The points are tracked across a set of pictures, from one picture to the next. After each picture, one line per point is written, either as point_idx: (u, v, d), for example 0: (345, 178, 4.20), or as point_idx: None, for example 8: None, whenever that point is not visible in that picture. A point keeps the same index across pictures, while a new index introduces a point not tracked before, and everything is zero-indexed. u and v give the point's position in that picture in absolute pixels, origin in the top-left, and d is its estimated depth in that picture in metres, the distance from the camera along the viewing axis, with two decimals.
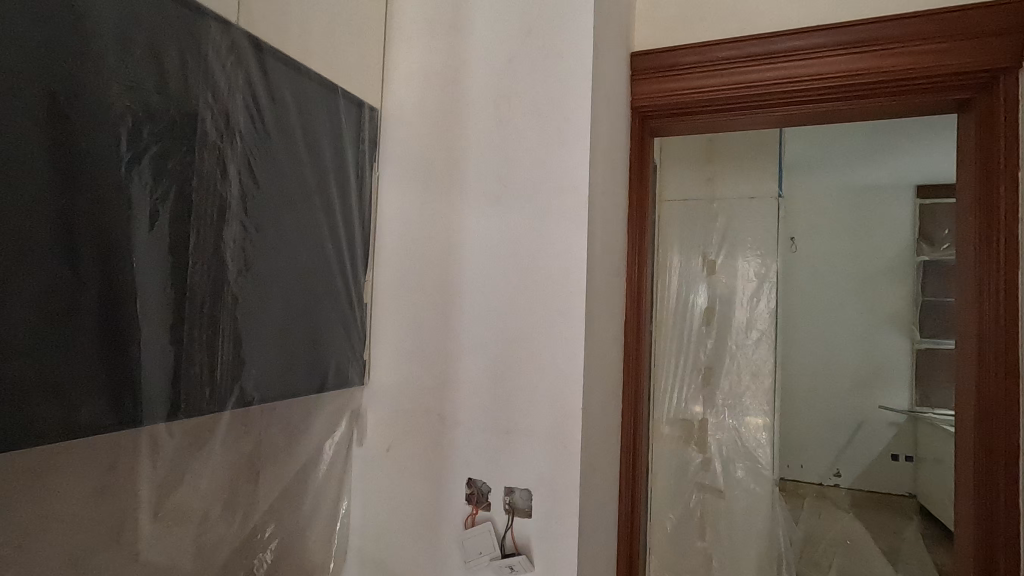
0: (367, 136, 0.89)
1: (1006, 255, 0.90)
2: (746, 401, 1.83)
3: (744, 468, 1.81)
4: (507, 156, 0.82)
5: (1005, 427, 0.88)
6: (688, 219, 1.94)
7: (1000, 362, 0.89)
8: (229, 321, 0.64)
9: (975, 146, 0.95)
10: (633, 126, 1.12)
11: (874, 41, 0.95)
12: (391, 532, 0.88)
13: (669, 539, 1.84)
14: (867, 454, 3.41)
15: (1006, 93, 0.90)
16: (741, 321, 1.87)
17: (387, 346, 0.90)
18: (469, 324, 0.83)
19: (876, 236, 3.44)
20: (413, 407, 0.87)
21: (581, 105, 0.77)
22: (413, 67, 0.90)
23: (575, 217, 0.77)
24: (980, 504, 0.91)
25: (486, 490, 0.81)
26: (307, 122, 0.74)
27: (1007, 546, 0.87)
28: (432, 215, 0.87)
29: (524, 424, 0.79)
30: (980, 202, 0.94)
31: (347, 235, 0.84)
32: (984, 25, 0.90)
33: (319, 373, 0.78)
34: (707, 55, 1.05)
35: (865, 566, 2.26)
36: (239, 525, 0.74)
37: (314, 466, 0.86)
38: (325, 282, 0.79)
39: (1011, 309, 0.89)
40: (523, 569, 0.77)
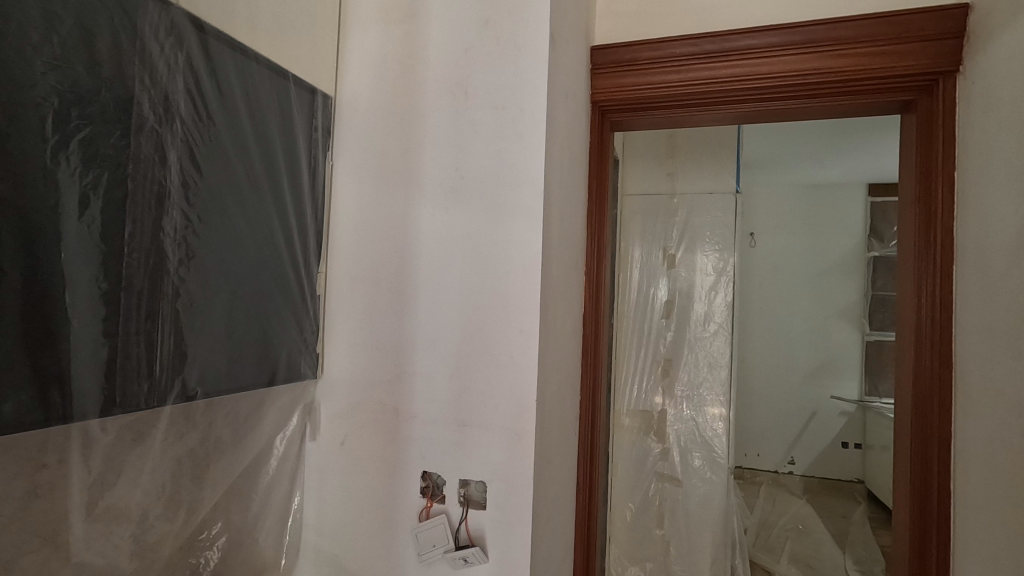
0: (319, 124, 0.87)
1: (944, 251, 0.94)
2: (703, 391, 1.88)
3: (701, 457, 1.86)
4: (463, 148, 0.81)
5: (940, 415, 0.92)
6: (649, 212, 1.97)
7: (935, 353, 0.94)
8: (170, 313, 0.62)
9: (917, 146, 0.99)
10: (593, 120, 1.13)
11: (825, 41, 0.98)
12: (345, 527, 0.87)
13: (628, 527, 1.88)
14: (820, 442, 3.55)
15: (946, 95, 0.94)
16: (700, 314, 1.91)
17: (341, 339, 0.88)
18: (424, 317, 0.82)
19: (831, 232, 3.56)
20: (368, 401, 0.86)
21: (537, 96, 0.77)
22: (368, 55, 0.88)
23: (530, 209, 0.76)
24: (916, 488, 0.95)
25: (441, 483, 0.81)
26: (255, 109, 0.72)
27: (940, 527, 0.91)
28: (386, 208, 0.86)
29: (480, 417, 0.78)
30: (920, 201, 0.98)
31: (299, 226, 0.82)
32: (928, 29, 0.92)
33: (269, 366, 0.76)
34: (664, 50, 1.06)
35: (815, 549, 2.36)
36: (182, 524, 0.72)
37: (265, 461, 0.84)
38: (276, 273, 0.77)
39: (946, 303, 0.93)
40: (477, 560, 0.76)
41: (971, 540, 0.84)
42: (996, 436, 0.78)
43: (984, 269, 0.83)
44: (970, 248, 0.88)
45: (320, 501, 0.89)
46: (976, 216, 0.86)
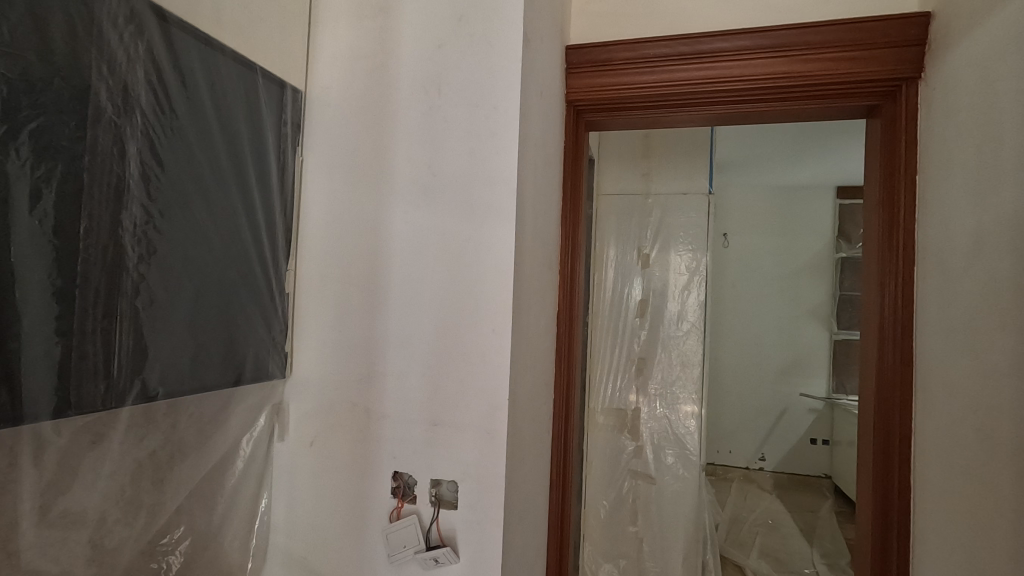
0: (289, 118, 0.85)
1: (906, 252, 0.96)
2: (676, 389, 1.90)
3: (674, 454, 1.88)
4: (435, 144, 0.80)
5: (901, 412, 0.95)
6: (624, 212, 1.98)
7: (897, 351, 0.96)
8: (129, 311, 0.60)
9: (881, 150, 1.02)
10: (568, 120, 1.13)
11: (795, 46, 0.99)
12: (314, 528, 0.86)
13: (602, 524, 1.90)
14: (789, 439, 3.62)
15: (909, 101, 0.96)
16: (673, 313, 1.93)
17: (311, 338, 0.87)
18: (395, 316, 0.81)
19: (801, 233, 3.64)
20: (338, 400, 0.85)
21: (510, 95, 0.76)
22: (339, 50, 0.87)
23: (502, 208, 0.76)
24: (878, 482, 0.98)
25: (413, 483, 0.80)
26: (220, 102, 0.70)
27: (900, 520, 0.94)
28: (358, 206, 0.85)
29: (452, 416, 0.78)
30: (884, 204, 1.01)
31: (267, 222, 0.81)
32: (892, 36, 0.95)
33: (235, 366, 0.74)
34: (638, 51, 1.07)
35: (783, 544, 2.41)
36: (142, 528, 0.70)
37: (231, 462, 0.82)
38: (242, 271, 0.76)
39: (908, 302, 0.96)
40: (448, 561, 0.76)
41: (930, 532, 0.87)
42: (954, 432, 0.80)
43: (944, 270, 0.85)
44: (930, 250, 0.90)
45: (288, 502, 0.87)
46: (936, 218, 0.88)
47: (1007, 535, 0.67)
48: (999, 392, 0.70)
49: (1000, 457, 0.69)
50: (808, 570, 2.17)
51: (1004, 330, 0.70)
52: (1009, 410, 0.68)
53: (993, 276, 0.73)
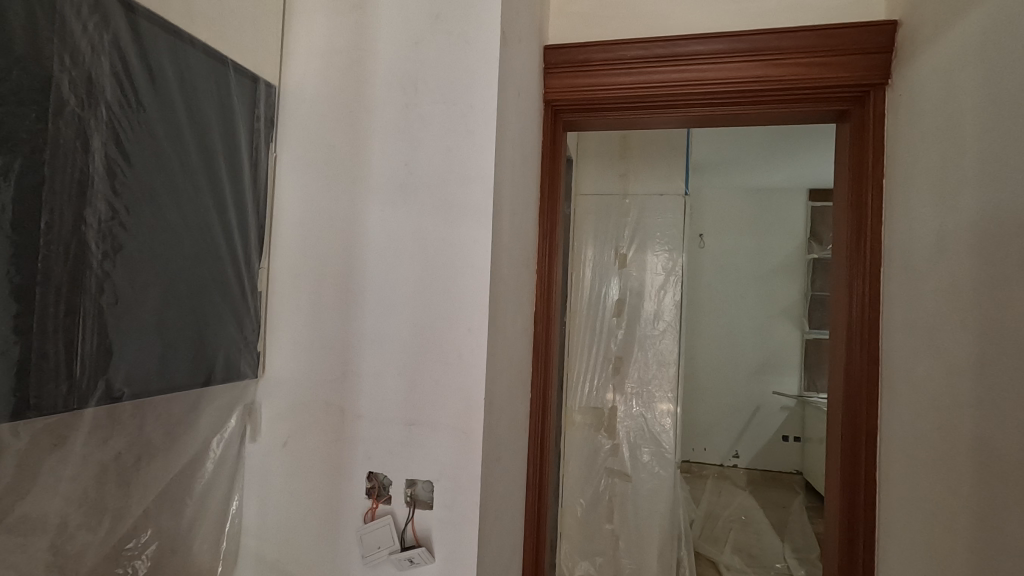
0: (262, 114, 0.84)
1: (873, 254, 0.99)
2: (653, 388, 1.92)
3: (650, 452, 1.90)
4: (412, 142, 0.80)
5: (868, 409, 0.98)
6: (602, 213, 2.00)
7: (864, 350, 0.99)
8: (93, 309, 0.58)
9: (850, 154, 1.04)
10: (546, 120, 1.13)
11: (768, 50, 1.01)
12: (286, 530, 0.84)
13: (578, 522, 1.91)
14: (763, 436, 3.69)
15: (876, 106, 0.99)
16: (650, 312, 1.95)
17: (284, 338, 0.86)
18: (370, 315, 0.81)
19: (774, 235, 3.72)
20: (312, 400, 0.84)
21: (487, 93, 0.76)
22: (314, 45, 0.86)
23: (479, 207, 0.76)
24: (846, 478, 1.00)
25: (388, 483, 0.80)
26: (190, 95, 0.69)
27: (866, 514, 0.97)
28: (333, 203, 0.84)
29: (427, 415, 0.78)
30: (852, 206, 1.03)
31: (239, 219, 0.79)
32: (861, 43, 0.97)
33: (205, 366, 0.73)
34: (616, 53, 1.07)
35: (756, 539, 2.45)
36: (107, 532, 0.68)
37: (200, 463, 0.81)
38: (213, 268, 0.74)
39: (874, 303, 0.99)
40: (423, 561, 0.75)
41: (894, 526, 0.89)
42: (917, 428, 0.83)
43: (908, 272, 0.88)
44: (896, 252, 0.93)
45: (260, 505, 0.86)
46: (901, 221, 0.91)
47: (967, 528, 0.70)
48: (959, 389, 0.73)
49: (960, 452, 0.72)
50: (779, 565, 2.21)
51: (965, 330, 0.72)
52: (968, 407, 0.70)
53: (954, 278, 0.75)
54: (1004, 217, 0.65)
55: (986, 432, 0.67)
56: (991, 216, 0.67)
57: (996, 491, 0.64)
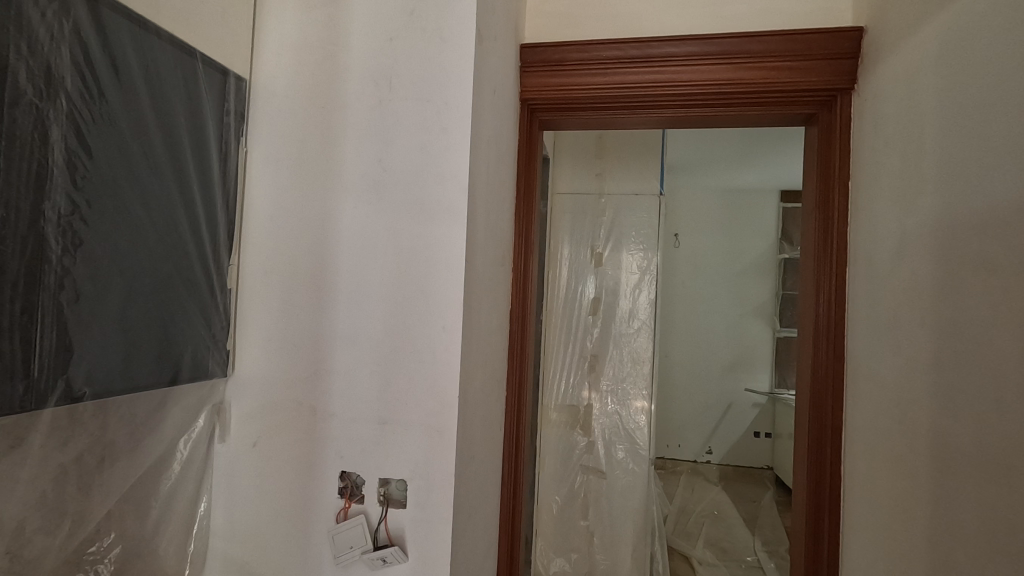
0: (232, 107, 0.82)
1: (838, 254, 1.02)
2: (627, 386, 1.94)
3: (625, 449, 1.92)
4: (385, 138, 0.79)
5: (833, 405, 1.00)
6: (579, 212, 2.01)
7: (830, 348, 1.02)
8: (51, 307, 0.56)
9: (818, 158, 1.07)
10: (522, 118, 1.13)
11: (739, 54, 1.03)
12: (256, 531, 0.83)
13: (554, 519, 1.92)
14: (735, 432, 3.76)
15: (843, 111, 1.02)
16: (625, 311, 1.97)
17: (254, 336, 0.84)
18: (342, 312, 0.80)
19: (747, 235, 3.79)
20: (282, 400, 0.82)
21: (462, 91, 0.76)
22: (286, 39, 0.84)
23: (453, 205, 0.76)
24: (812, 472, 1.03)
25: (360, 483, 0.79)
26: (155, 88, 0.67)
27: (831, 507, 1.00)
28: (305, 200, 0.82)
29: (401, 414, 0.77)
30: (820, 208, 1.06)
31: (207, 215, 0.78)
32: (829, 49, 1.00)
33: (170, 365, 0.71)
34: (591, 53, 1.08)
35: (727, 534, 2.49)
36: (67, 536, 0.67)
37: (166, 465, 0.79)
38: (179, 265, 0.73)
39: (840, 302, 1.01)
40: (396, 560, 0.75)
41: (858, 519, 0.92)
42: (879, 423, 0.86)
43: (872, 272, 0.91)
44: (861, 252, 0.96)
45: (229, 506, 0.84)
46: (866, 223, 0.94)
47: (924, 520, 0.72)
48: (918, 386, 0.75)
49: (919, 447, 0.74)
50: (750, 558, 2.26)
51: (924, 329, 0.75)
52: (926, 403, 0.73)
53: (914, 278, 0.78)
54: (961, 221, 0.67)
55: (942, 426, 0.69)
56: (949, 219, 0.70)
57: (952, 483, 0.67)
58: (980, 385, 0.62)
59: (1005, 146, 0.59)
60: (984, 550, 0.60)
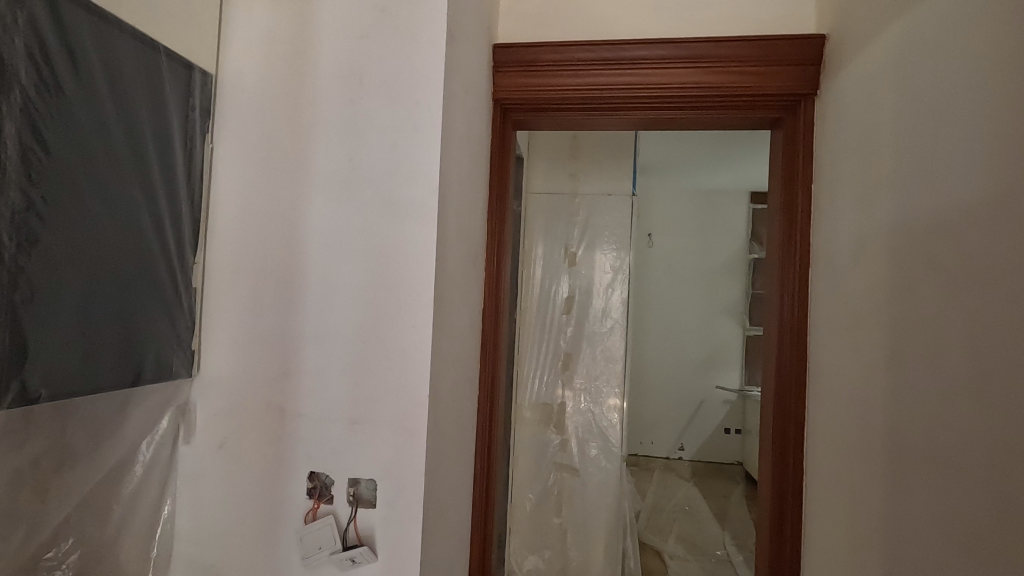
0: (197, 103, 0.81)
1: (802, 256, 1.05)
2: (600, 384, 1.96)
3: (597, 447, 1.94)
4: (356, 135, 0.78)
5: (796, 400, 1.03)
6: (553, 211, 2.03)
7: (793, 345, 1.05)
8: (5, 306, 0.54)
9: (783, 161, 1.10)
10: (494, 118, 1.13)
11: (708, 58, 1.05)
12: (222, 534, 0.82)
13: (527, 516, 1.94)
14: (707, 429, 3.83)
15: (806, 115, 1.05)
16: (598, 309, 1.99)
17: (221, 335, 0.83)
18: (312, 310, 0.79)
19: (718, 236, 3.86)
20: (250, 400, 0.81)
21: (433, 90, 0.76)
22: (254, 34, 0.83)
23: (424, 204, 0.76)
24: (776, 466, 1.06)
25: (330, 482, 0.78)
26: (116, 81, 0.66)
27: (794, 500, 1.03)
28: (274, 197, 0.81)
29: (371, 413, 0.77)
30: (784, 210, 1.09)
31: (170, 212, 0.76)
32: (793, 55, 1.03)
33: (132, 365, 0.70)
34: (563, 54, 1.09)
35: (698, 529, 2.54)
36: (22, 542, 0.65)
37: (127, 468, 0.77)
38: (142, 263, 0.71)
39: (803, 301, 1.04)
40: (365, 560, 0.75)
41: (819, 511, 0.95)
42: (839, 419, 0.89)
43: (832, 273, 0.94)
44: (822, 253, 0.99)
45: (194, 508, 0.83)
46: (828, 225, 0.97)
47: (880, 510, 0.75)
48: (875, 383, 0.78)
49: (875, 442, 0.77)
50: (720, 552, 2.31)
51: (880, 328, 0.77)
52: (882, 398, 0.76)
53: (870, 279, 0.81)
54: (915, 223, 0.70)
55: (896, 421, 0.72)
56: (903, 222, 0.73)
57: (904, 476, 0.69)
58: (930, 382, 0.65)
59: (956, 151, 0.62)
60: (933, 540, 0.63)
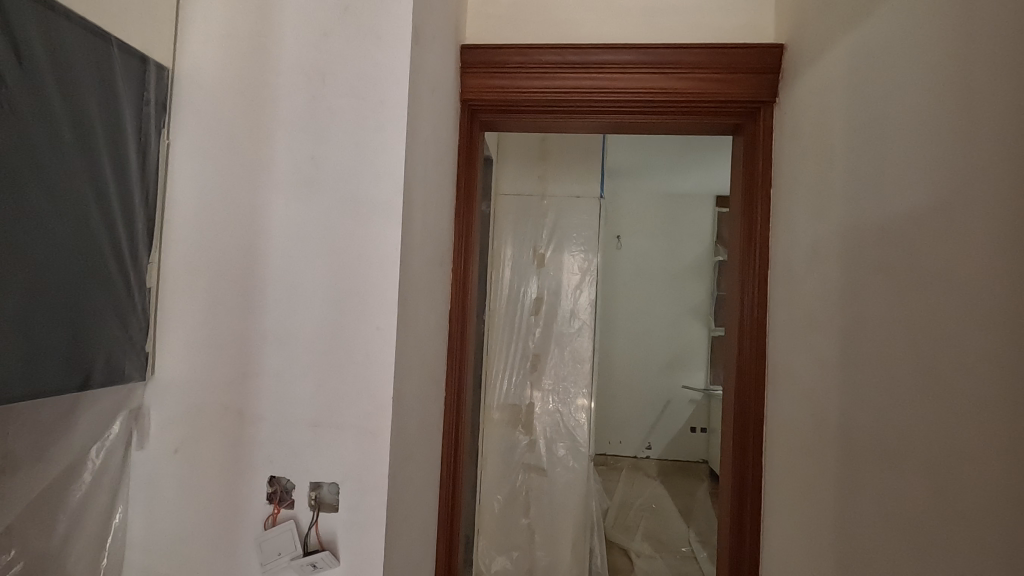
0: (152, 97, 0.78)
1: (761, 259, 1.08)
2: (569, 384, 1.98)
3: (565, 447, 1.96)
4: (318, 133, 0.77)
5: (755, 399, 1.06)
6: (522, 213, 2.03)
7: (753, 345, 1.08)
8: None
9: (744, 166, 1.13)
10: (462, 119, 1.12)
11: (672, 64, 1.07)
12: (178, 541, 0.79)
13: (496, 517, 1.94)
14: (673, 428, 3.90)
15: (765, 122, 1.08)
16: (566, 310, 2.00)
17: (177, 336, 0.80)
18: (273, 311, 0.77)
19: (685, 238, 3.94)
20: (208, 404, 0.79)
21: (398, 89, 0.76)
22: (213, 28, 0.81)
23: (388, 205, 0.75)
24: (736, 463, 1.09)
25: (291, 487, 0.77)
26: (64, 75, 0.63)
27: (753, 496, 1.06)
28: (233, 195, 0.79)
29: (334, 416, 0.76)
30: (745, 214, 1.12)
31: (122, 210, 0.73)
32: (753, 63, 1.06)
33: (80, 369, 0.67)
34: (531, 57, 1.10)
35: (664, 527, 2.58)
36: None
37: (75, 475, 0.74)
38: (92, 263, 0.69)
39: (762, 303, 1.07)
40: (327, 565, 0.74)
41: (777, 506, 0.98)
42: (796, 416, 0.91)
43: (790, 275, 0.97)
44: (780, 256, 1.02)
45: (148, 515, 0.80)
46: (785, 229, 1.00)
47: (832, 504, 0.78)
48: (828, 382, 0.81)
49: (827, 439, 0.80)
50: (684, 549, 2.35)
51: (832, 329, 0.80)
52: (834, 396, 0.79)
53: (824, 281, 0.84)
54: (865, 228, 0.73)
55: (847, 419, 0.75)
56: (854, 227, 0.76)
57: (855, 472, 0.72)
58: (878, 382, 0.68)
59: (902, 160, 0.65)
60: (881, 534, 0.65)
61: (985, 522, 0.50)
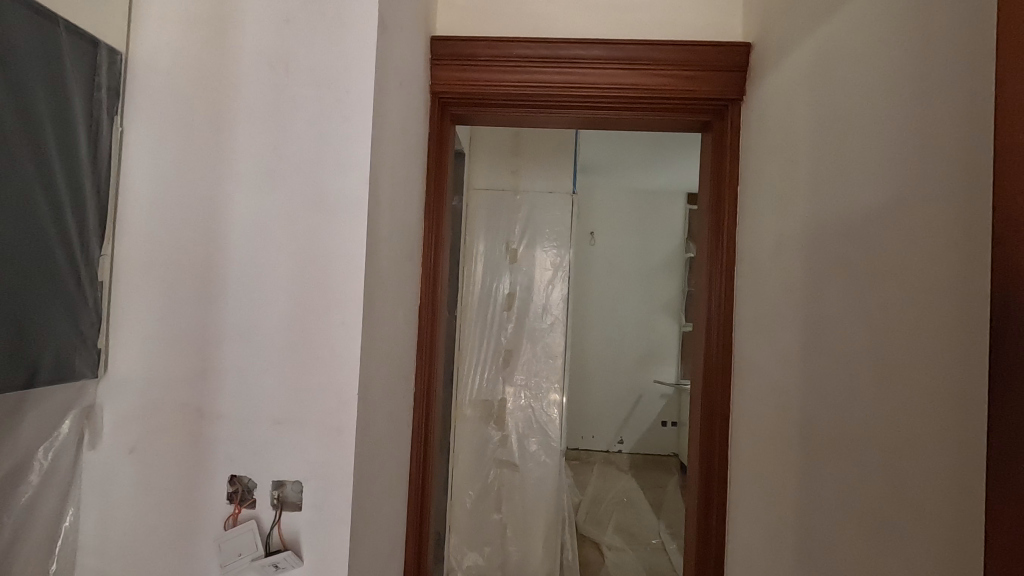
0: (104, 83, 0.75)
1: (728, 254, 1.10)
2: (541, 380, 1.98)
3: (537, 442, 1.96)
4: (281, 123, 0.75)
5: (721, 392, 1.08)
6: (494, 208, 2.03)
7: (719, 339, 1.09)
8: None
9: (712, 163, 1.15)
10: (433, 112, 1.11)
11: (643, 61, 1.08)
12: (134, 544, 0.77)
13: (467, 513, 1.93)
14: (645, 423, 3.95)
15: (733, 119, 1.10)
16: (539, 306, 2.01)
17: (131, 331, 0.77)
18: (234, 306, 0.75)
19: (656, 235, 3.99)
20: (165, 401, 0.77)
21: (363, 79, 0.74)
22: (170, 11, 0.78)
23: (354, 197, 0.74)
24: (703, 454, 1.10)
25: (252, 486, 0.75)
26: (5, 58, 0.60)
27: (719, 488, 1.07)
28: (192, 184, 0.77)
29: (297, 413, 0.74)
30: (712, 210, 1.13)
31: (71, 199, 0.70)
32: (722, 61, 1.07)
33: (26, 366, 0.64)
34: (502, 50, 1.09)
35: (634, 520, 2.62)
36: None
37: (23, 475, 0.70)
38: (38, 257, 0.66)
39: (729, 298, 1.09)
40: (289, 565, 0.72)
41: (741, 498, 1.00)
42: (760, 410, 0.93)
43: (755, 271, 0.98)
44: (746, 253, 1.04)
45: (101, 517, 0.77)
46: (752, 226, 1.01)
47: (793, 495, 0.80)
48: (790, 376, 0.83)
49: (789, 432, 0.82)
50: (654, 541, 2.39)
51: (795, 324, 0.82)
52: (796, 390, 0.80)
53: (788, 277, 0.85)
54: (826, 224, 0.74)
55: (808, 411, 0.76)
56: (818, 224, 0.77)
57: (814, 464, 0.74)
58: (838, 376, 0.69)
59: (863, 159, 0.66)
60: (839, 524, 0.67)
61: (936, 511, 0.51)
